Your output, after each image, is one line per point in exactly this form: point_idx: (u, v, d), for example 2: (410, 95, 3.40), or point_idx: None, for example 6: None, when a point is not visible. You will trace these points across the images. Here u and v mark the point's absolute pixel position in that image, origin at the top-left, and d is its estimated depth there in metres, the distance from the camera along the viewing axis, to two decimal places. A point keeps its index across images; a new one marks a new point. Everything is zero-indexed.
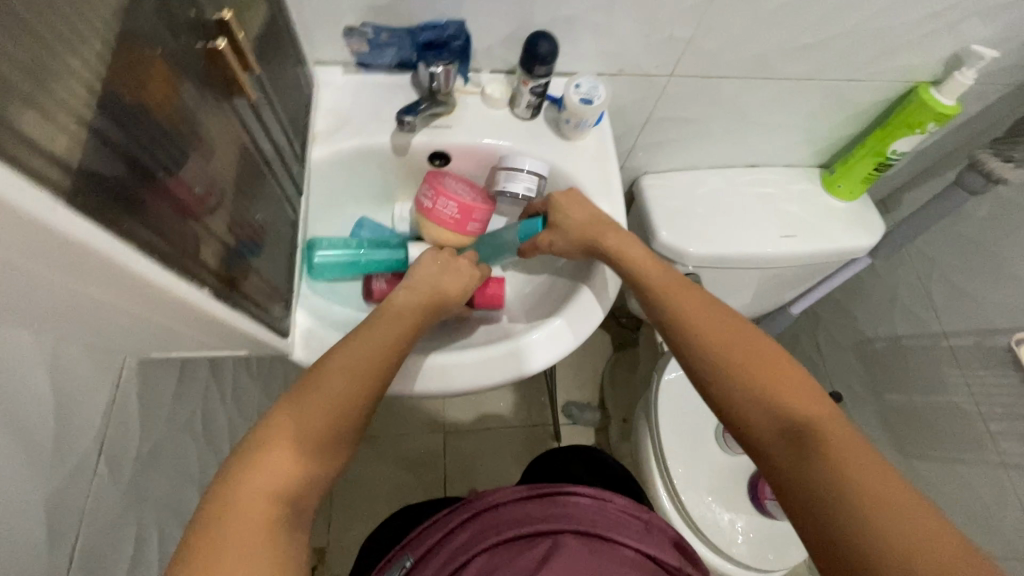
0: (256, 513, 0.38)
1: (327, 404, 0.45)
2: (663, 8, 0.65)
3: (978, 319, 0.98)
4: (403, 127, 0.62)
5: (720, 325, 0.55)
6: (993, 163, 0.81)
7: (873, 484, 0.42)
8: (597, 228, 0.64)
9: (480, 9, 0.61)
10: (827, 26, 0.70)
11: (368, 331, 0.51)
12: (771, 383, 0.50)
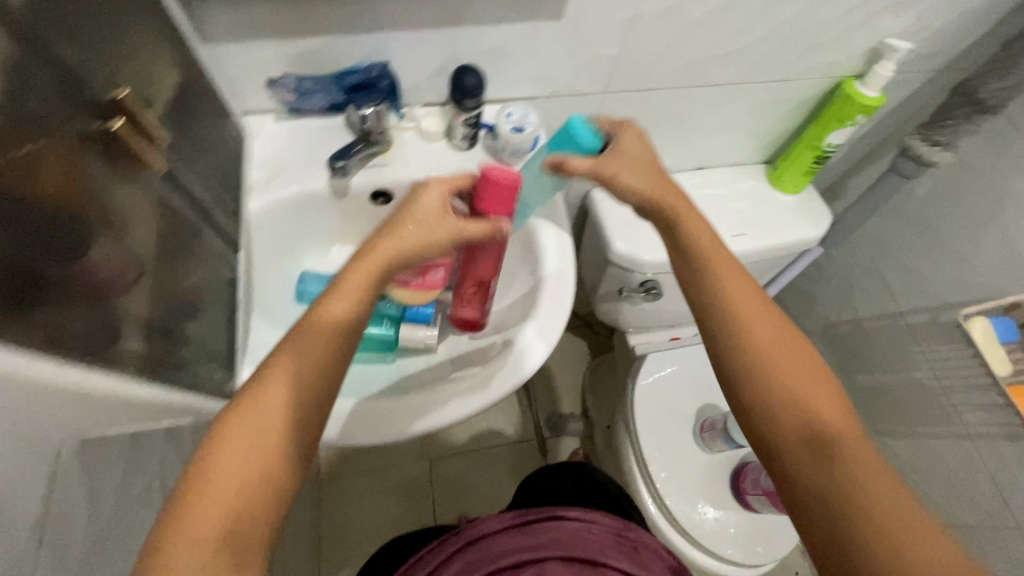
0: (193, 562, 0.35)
1: (282, 427, 0.41)
2: (585, 30, 0.66)
3: (930, 296, 1.01)
4: (336, 172, 0.63)
5: (754, 312, 0.52)
6: (921, 150, 0.83)
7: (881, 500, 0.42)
8: (655, 173, 0.59)
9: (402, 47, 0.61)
10: (747, 32, 0.72)
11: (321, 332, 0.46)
12: (792, 380, 0.48)
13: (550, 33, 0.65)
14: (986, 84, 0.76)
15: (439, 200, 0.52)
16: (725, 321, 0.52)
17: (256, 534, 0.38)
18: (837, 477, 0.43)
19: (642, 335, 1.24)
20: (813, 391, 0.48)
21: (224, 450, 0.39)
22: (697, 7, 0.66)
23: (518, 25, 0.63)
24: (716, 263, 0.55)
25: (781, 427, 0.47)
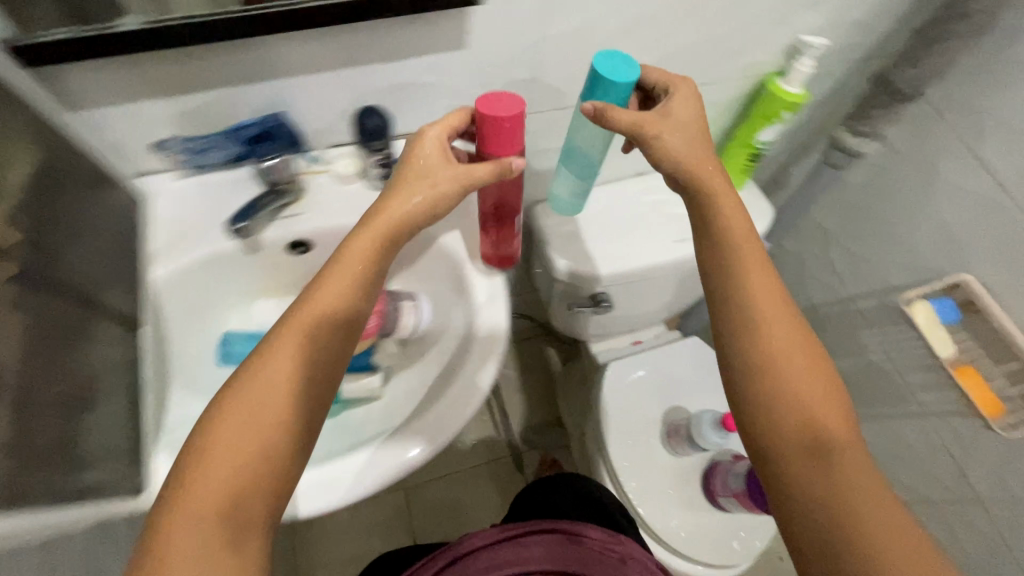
0: (194, 537, 0.39)
1: (278, 407, 0.44)
2: (493, 57, 0.63)
3: (876, 280, 1.02)
4: (239, 232, 0.59)
5: (779, 316, 0.54)
6: (850, 141, 0.83)
7: (863, 503, 0.45)
8: (700, 140, 0.58)
9: (302, 92, 0.59)
10: (662, 41, 0.71)
11: (306, 307, 0.49)
12: (795, 381, 0.51)
13: (457, 63, 0.63)
14: (901, 73, 0.76)
15: (434, 150, 0.54)
16: (743, 323, 0.54)
17: (254, 511, 0.42)
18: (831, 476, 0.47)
19: (604, 342, 1.23)
20: (813, 389, 0.51)
21: (222, 426, 0.43)
22: (606, 24, 0.65)
23: (420, 59, 0.60)
24: (744, 259, 0.56)
25: (782, 423, 0.50)
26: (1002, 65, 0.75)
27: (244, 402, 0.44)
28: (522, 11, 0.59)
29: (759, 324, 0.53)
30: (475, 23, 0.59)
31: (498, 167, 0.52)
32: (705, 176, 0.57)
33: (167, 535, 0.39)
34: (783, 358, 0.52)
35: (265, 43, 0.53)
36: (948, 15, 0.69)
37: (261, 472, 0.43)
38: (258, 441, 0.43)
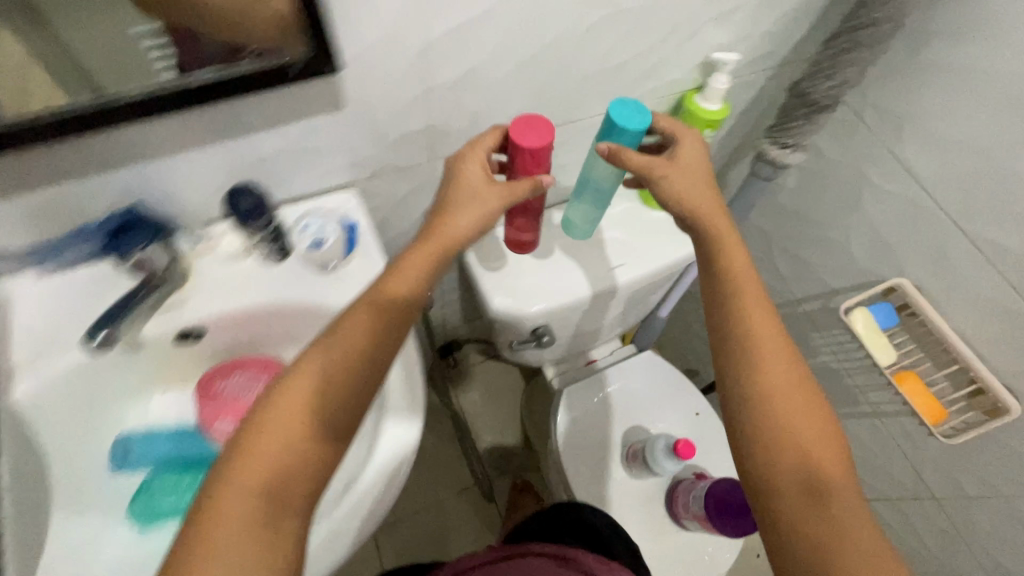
0: (242, 504, 0.42)
1: (330, 390, 0.48)
2: (378, 112, 0.58)
3: (818, 283, 1.01)
4: (96, 346, 0.51)
5: (773, 347, 0.58)
6: (772, 153, 0.82)
7: (842, 518, 0.49)
8: (702, 177, 0.67)
9: (173, 168, 0.54)
10: (564, 75, 0.67)
11: (370, 304, 0.53)
12: (782, 405, 0.55)
13: (338, 123, 0.57)
14: (816, 85, 0.73)
15: (477, 174, 0.60)
16: (745, 347, 0.58)
17: (293, 492, 0.45)
18: (816, 497, 0.51)
19: (558, 366, 1.17)
20: (807, 425, 0.54)
21: (280, 401, 0.47)
22: (499, 66, 0.60)
23: (293, 124, 0.55)
24: (743, 293, 0.61)
25: (777, 442, 0.54)
26: (917, 69, 0.73)
27: (294, 392, 0.48)
28: (397, 65, 0.54)
29: (759, 370, 0.57)
30: (348, 83, 0.53)
31: (534, 182, 0.60)
32: (708, 210, 0.65)
33: (222, 496, 0.43)
34: (771, 387, 0.56)
35: (126, 129, 0.48)
36: (855, 26, 0.66)
37: (301, 455, 0.46)
38: (308, 421, 0.47)
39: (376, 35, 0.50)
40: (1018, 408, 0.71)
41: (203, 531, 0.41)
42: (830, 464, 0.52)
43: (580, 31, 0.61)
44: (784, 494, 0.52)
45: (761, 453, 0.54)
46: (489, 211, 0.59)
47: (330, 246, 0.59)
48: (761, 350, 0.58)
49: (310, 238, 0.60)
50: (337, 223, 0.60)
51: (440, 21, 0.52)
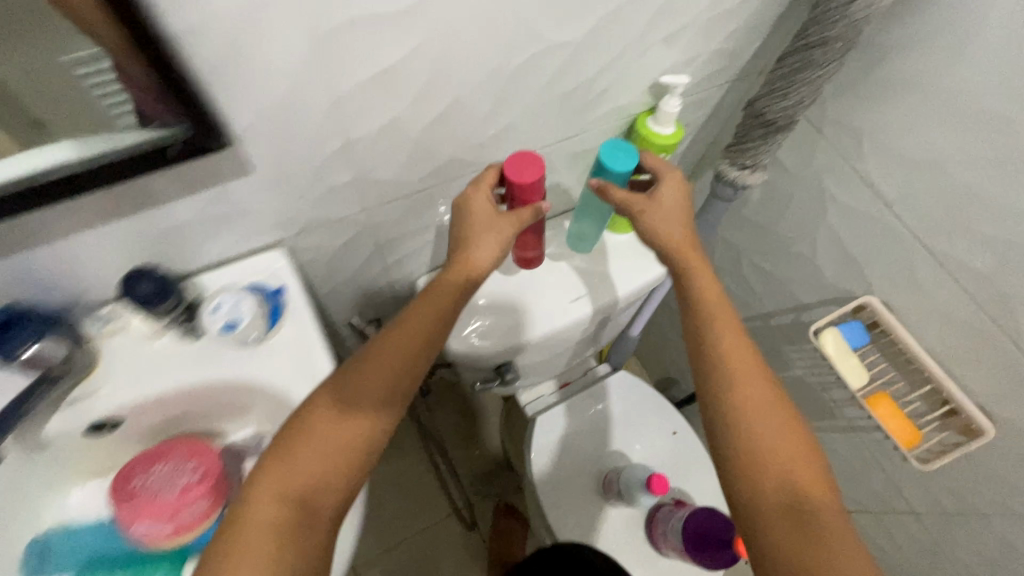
0: (271, 511, 0.47)
1: (359, 412, 0.53)
2: (292, 172, 0.53)
3: (789, 297, 0.98)
4: None
5: (747, 369, 0.61)
6: (732, 174, 0.78)
7: (838, 540, 0.51)
8: (681, 216, 0.69)
9: (60, 253, 0.49)
10: (501, 113, 0.62)
11: (397, 333, 0.57)
12: (763, 428, 0.58)
13: (248, 188, 0.52)
14: (772, 105, 0.69)
15: (483, 207, 0.63)
16: (721, 376, 0.61)
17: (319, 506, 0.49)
18: (816, 522, 0.52)
19: (531, 392, 1.12)
20: (788, 449, 0.57)
21: (314, 416, 0.52)
22: (425, 113, 0.55)
23: (199, 194, 0.50)
24: (716, 316, 0.64)
25: (764, 470, 0.56)
26: (876, 83, 0.69)
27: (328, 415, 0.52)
28: (304, 127, 0.48)
29: (736, 399, 0.59)
30: (250, 148, 0.48)
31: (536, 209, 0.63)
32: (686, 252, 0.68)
33: (255, 497, 0.48)
34: (754, 411, 0.59)
35: (13, 222, 0.44)
36: (808, 45, 0.63)
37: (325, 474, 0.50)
38: (337, 438, 0.51)
39: (270, 99, 0.44)
40: (991, 430, 0.70)
41: (235, 530, 0.46)
42: (808, 481, 0.55)
43: (511, 70, 0.56)
44: (762, 511, 0.54)
45: (747, 477, 0.56)
46: (500, 240, 0.63)
47: (249, 310, 0.55)
48: (735, 380, 0.61)
49: (225, 316, 0.55)
50: (235, 290, 0.56)
51: (344, 79, 0.46)
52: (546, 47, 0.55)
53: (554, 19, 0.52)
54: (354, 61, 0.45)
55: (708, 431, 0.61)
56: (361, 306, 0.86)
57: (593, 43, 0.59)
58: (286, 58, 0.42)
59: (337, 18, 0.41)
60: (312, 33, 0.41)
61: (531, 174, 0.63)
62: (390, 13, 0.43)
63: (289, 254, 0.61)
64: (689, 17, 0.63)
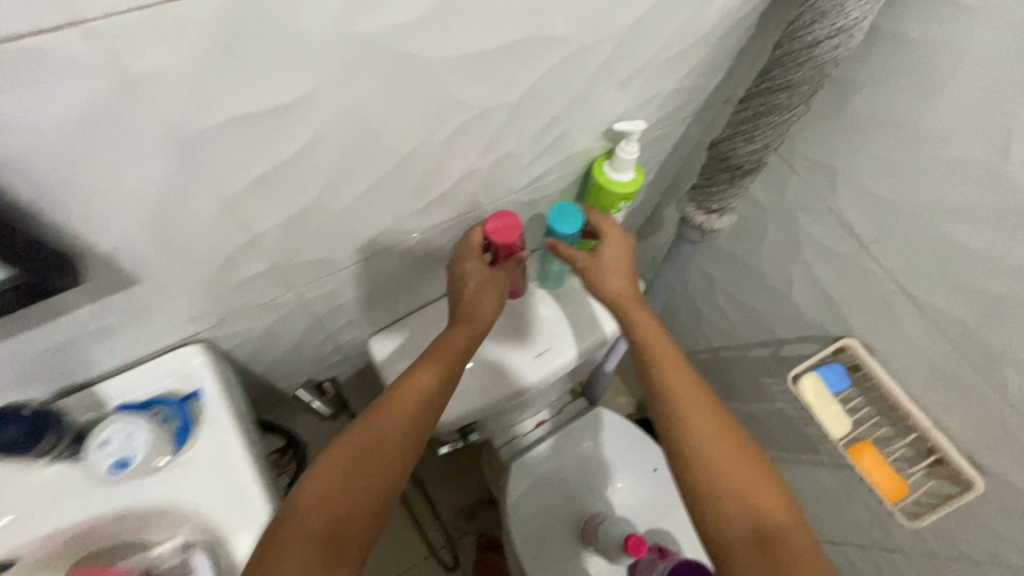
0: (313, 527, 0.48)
1: (398, 434, 0.54)
2: (191, 273, 0.46)
3: (766, 330, 0.94)
4: None
5: (692, 396, 0.61)
6: (698, 218, 0.73)
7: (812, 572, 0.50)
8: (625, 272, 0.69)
9: None
10: (437, 180, 0.55)
11: (431, 357, 0.60)
12: (717, 456, 0.57)
13: (137, 296, 0.45)
14: (736, 149, 0.63)
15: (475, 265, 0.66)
16: (669, 407, 0.61)
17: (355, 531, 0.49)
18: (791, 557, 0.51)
19: (503, 436, 1.04)
20: (746, 478, 0.56)
21: (357, 436, 0.54)
22: (344, 194, 0.48)
23: (75, 312, 0.43)
24: (656, 352, 0.64)
25: (720, 496, 0.55)
26: (847, 121, 0.64)
27: (367, 440, 0.53)
28: (190, 229, 0.42)
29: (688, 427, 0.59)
30: (129, 260, 0.41)
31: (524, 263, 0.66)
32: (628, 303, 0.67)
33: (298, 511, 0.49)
34: (704, 436, 0.58)
35: None
36: (772, 88, 0.57)
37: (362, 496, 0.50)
38: (378, 460, 0.52)
39: (140, 211, 0.38)
40: (979, 484, 0.66)
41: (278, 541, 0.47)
42: (771, 509, 0.54)
43: (439, 141, 0.49)
44: (728, 543, 0.53)
45: (709, 499, 0.55)
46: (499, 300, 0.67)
47: (148, 441, 0.49)
48: (683, 409, 0.60)
49: (117, 453, 0.49)
50: (124, 420, 0.49)
51: (227, 180, 0.39)
52: (478, 113, 0.49)
53: (483, 87, 0.45)
54: (235, 162, 0.38)
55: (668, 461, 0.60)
56: (308, 372, 0.79)
57: (535, 102, 0.52)
58: (147, 170, 0.35)
59: (200, 125, 0.34)
60: (173, 142, 0.34)
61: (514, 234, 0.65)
62: (268, 112, 0.36)
63: (206, 349, 0.55)
64: (641, 62, 0.56)
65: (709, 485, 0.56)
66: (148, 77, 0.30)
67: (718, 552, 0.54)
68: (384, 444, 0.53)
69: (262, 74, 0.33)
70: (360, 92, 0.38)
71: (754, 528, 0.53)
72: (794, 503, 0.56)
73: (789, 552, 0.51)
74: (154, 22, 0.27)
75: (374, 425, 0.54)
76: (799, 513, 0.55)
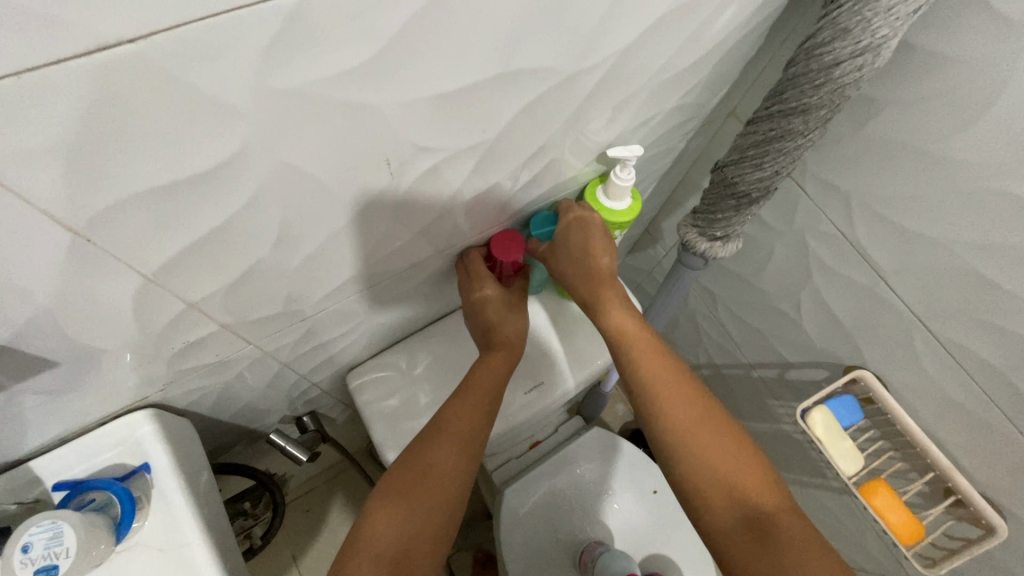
0: (379, 548, 0.48)
1: (447, 457, 0.54)
2: (128, 343, 0.40)
3: (772, 353, 0.88)
4: None
5: (666, 379, 0.56)
6: (700, 245, 0.68)
7: (806, 557, 0.45)
8: (594, 260, 0.63)
9: None
10: (408, 222, 0.49)
11: (471, 385, 0.60)
12: (697, 439, 0.53)
13: (62, 372, 0.39)
14: (743, 175, 0.58)
15: (494, 291, 0.64)
16: (646, 392, 0.56)
17: (420, 552, 0.49)
18: (784, 545, 0.46)
19: (496, 459, 0.97)
20: (730, 459, 0.51)
21: (405, 461, 0.54)
22: (299, 248, 0.42)
23: None
24: (632, 340, 0.59)
25: (701, 481, 0.51)
26: (865, 142, 0.58)
27: (413, 466, 0.53)
28: (115, 303, 0.36)
29: (664, 412, 0.55)
30: (47, 340, 0.36)
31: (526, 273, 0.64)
32: (604, 295, 0.62)
33: (366, 530, 0.50)
34: (680, 418, 0.54)
35: None
36: (785, 111, 0.51)
37: (413, 520, 0.50)
38: (425, 483, 0.52)
39: (43, 293, 0.32)
40: (1003, 531, 0.61)
41: (348, 557, 0.48)
42: (758, 492, 0.50)
43: (406, 184, 0.43)
44: (721, 532, 0.49)
45: (694, 484, 0.51)
46: (520, 313, 0.67)
47: (78, 536, 0.43)
48: (661, 395, 0.55)
49: (43, 556, 0.42)
50: (48, 516, 0.43)
51: (148, 254, 0.33)
52: (450, 153, 0.43)
53: (453, 126, 0.40)
54: (151, 235, 0.32)
55: (656, 456, 0.55)
56: (280, 414, 0.74)
57: (518, 135, 0.47)
58: (39, 252, 0.29)
59: (103, 202, 0.28)
60: (65, 222, 0.28)
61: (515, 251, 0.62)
62: (186, 181, 0.30)
63: (156, 414, 0.49)
64: (637, 84, 0.50)
65: (694, 471, 0.52)
66: (14, 158, 0.23)
67: (713, 542, 0.49)
68: (438, 470, 0.53)
69: (172, 138, 0.27)
70: (301, 149, 0.33)
71: (740, 513, 0.49)
72: (784, 484, 0.51)
73: (779, 539, 0.46)
74: (5, 100, 0.21)
75: (419, 449, 0.55)
76: (794, 496, 0.50)
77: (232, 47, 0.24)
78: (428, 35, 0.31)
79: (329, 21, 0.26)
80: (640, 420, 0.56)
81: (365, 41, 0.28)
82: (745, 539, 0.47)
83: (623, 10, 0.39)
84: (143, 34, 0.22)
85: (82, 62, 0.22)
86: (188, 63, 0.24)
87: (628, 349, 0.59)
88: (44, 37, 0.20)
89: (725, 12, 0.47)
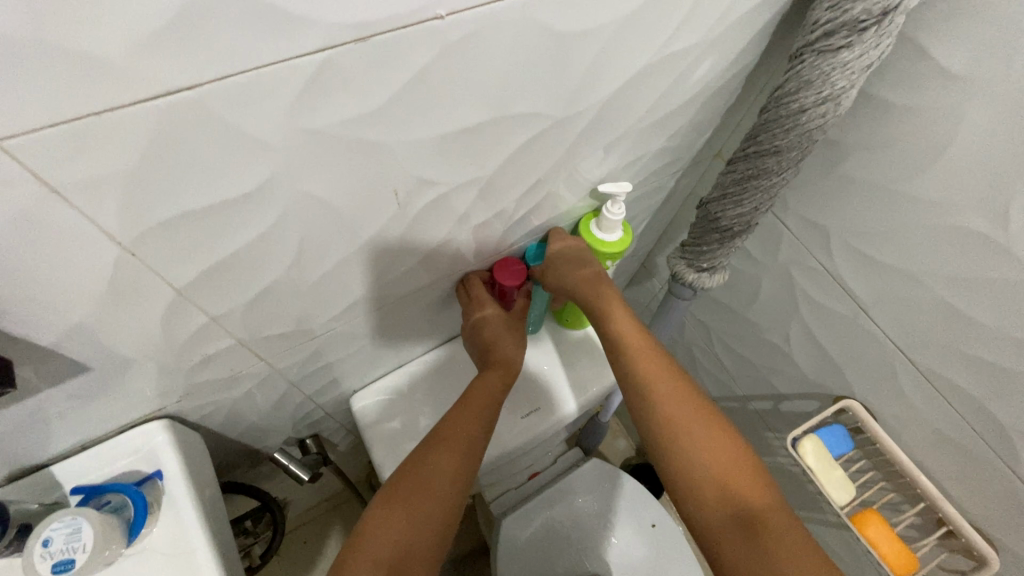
0: (381, 549, 0.50)
1: (446, 465, 0.57)
2: (153, 354, 0.44)
3: (766, 384, 0.90)
4: None
5: (663, 381, 0.59)
6: (689, 276, 0.71)
7: (793, 556, 0.46)
8: (590, 277, 0.66)
9: None
10: (414, 249, 0.54)
11: (471, 399, 0.63)
12: (691, 439, 0.55)
13: (93, 379, 0.43)
14: (725, 210, 0.62)
15: (494, 312, 0.67)
16: (643, 394, 0.58)
17: (420, 554, 0.51)
18: (770, 543, 0.47)
19: (496, 488, 0.98)
20: (721, 458, 0.53)
21: (410, 466, 0.57)
22: (313, 269, 0.46)
23: (22, 402, 0.41)
24: (629, 345, 0.62)
25: (694, 480, 0.53)
26: (840, 181, 0.63)
27: (415, 473, 0.56)
28: (146, 316, 0.40)
29: (659, 413, 0.57)
30: (84, 348, 0.39)
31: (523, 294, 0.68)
32: (602, 306, 0.65)
33: (369, 532, 0.52)
34: (673, 417, 0.56)
35: None
36: (760, 151, 0.56)
37: (413, 523, 0.52)
38: (426, 487, 0.55)
39: (87, 303, 0.36)
40: (995, 563, 0.62)
41: (352, 554, 0.50)
42: (749, 491, 0.51)
43: (413, 213, 0.48)
44: (714, 531, 0.50)
45: (687, 483, 0.53)
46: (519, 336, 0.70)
47: (95, 533, 0.46)
48: (657, 396, 0.58)
49: (62, 550, 0.45)
50: (68, 512, 0.46)
51: (182, 270, 0.38)
52: (452, 186, 0.48)
53: (452, 163, 0.45)
54: (189, 253, 0.37)
55: (652, 460, 0.57)
56: (285, 435, 0.76)
57: (514, 172, 0.52)
58: (89, 266, 0.33)
59: (149, 222, 0.33)
60: (117, 238, 0.32)
61: (514, 275, 0.66)
62: (222, 204, 0.34)
63: (171, 424, 0.53)
64: (624, 128, 0.56)
65: (686, 473, 0.53)
66: (84, 183, 0.28)
67: (705, 542, 0.51)
68: (436, 478, 0.55)
69: (214, 167, 0.32)
70: (322, 180, 0.38)
71: (731, 512, 0.50)
72: (774, 486, 0.52)
73: (767, 539, 0.48)
74: (83, 132, 0.26)
75: (422, 456, 0.57)
76: (783, 500, 0.51)
77: (267, 94, 0.29)
78: (434, 85, 0.36)
79: (351, 74, 0.31)
80: (636, 422, 0.59)
81: (379, 88, 0.33)
82: (735, 537, 0.49)
83: (606, 65, 0.44)
84: (198, 83, 0.27)
85: (149, 106, 0.26)
86: (232, 107, 0.29)
87: (626, 353, 0.62)
88: (123, 87, 0.25)
89: (701, 65, 0.53)
